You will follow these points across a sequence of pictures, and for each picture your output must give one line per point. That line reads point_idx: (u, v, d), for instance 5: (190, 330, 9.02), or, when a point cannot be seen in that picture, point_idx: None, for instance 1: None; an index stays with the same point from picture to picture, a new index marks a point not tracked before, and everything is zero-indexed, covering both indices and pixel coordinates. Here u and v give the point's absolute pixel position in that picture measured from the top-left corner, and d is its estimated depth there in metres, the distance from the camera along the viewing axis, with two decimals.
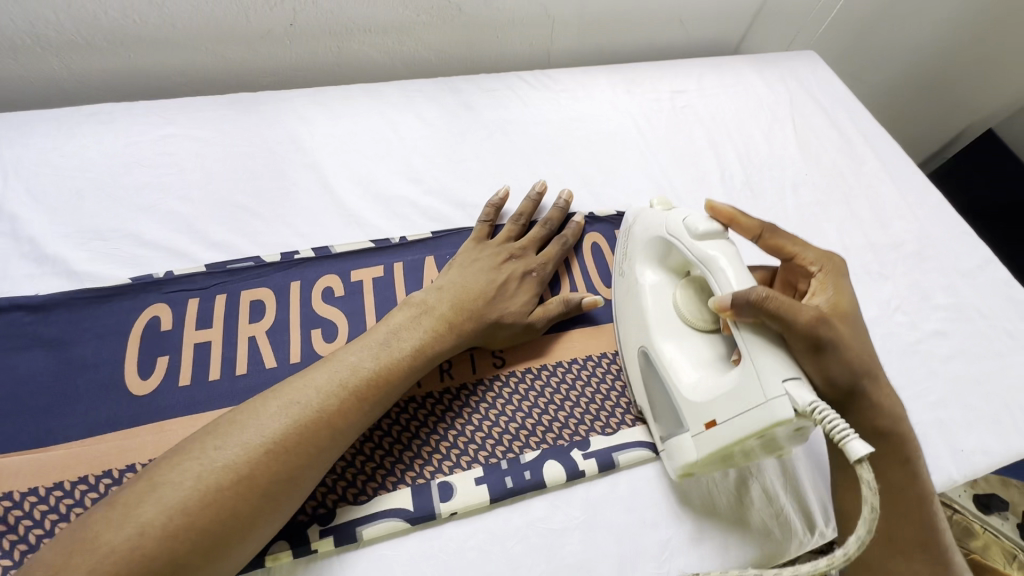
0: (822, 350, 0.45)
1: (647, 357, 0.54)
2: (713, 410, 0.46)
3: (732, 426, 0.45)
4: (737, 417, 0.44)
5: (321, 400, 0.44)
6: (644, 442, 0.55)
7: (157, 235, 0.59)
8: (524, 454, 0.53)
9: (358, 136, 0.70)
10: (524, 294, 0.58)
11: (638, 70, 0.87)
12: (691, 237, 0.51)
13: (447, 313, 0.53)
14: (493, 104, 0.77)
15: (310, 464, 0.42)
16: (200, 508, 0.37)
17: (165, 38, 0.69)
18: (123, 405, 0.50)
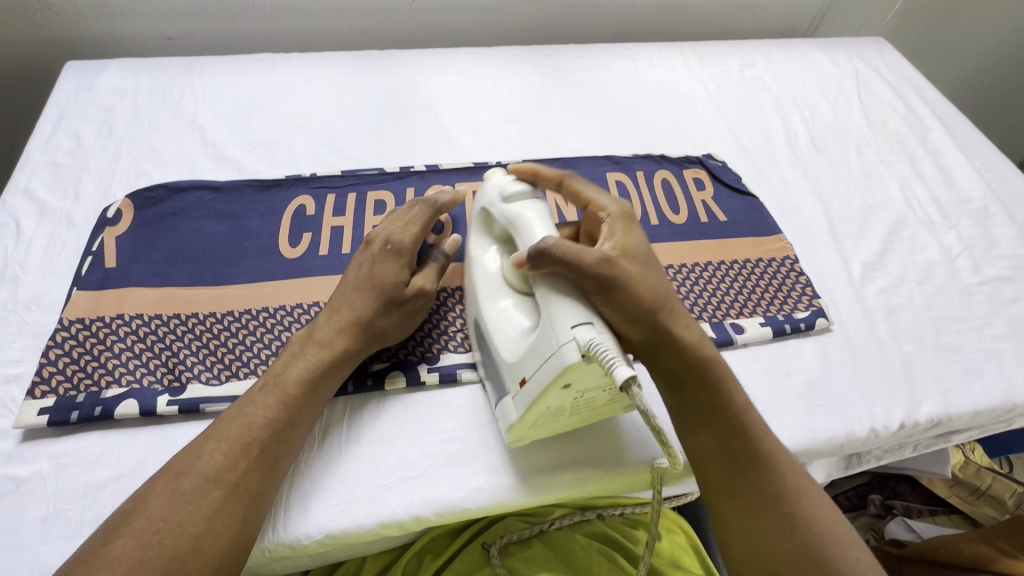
0: (610, 291, 0.45)
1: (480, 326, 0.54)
2: (522, 367, 0.47)
3: (537, 377, 0.45)
4: (539, 368, 0.45)
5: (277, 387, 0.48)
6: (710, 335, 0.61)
7: (306, 148, 0.73)
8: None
9: (464, 85, 0.83)
10: (384, 271, 0.54)
11: (710, 47, 0.96)
12: (501, 201, 0.53)
13: (322, 329, 0.52)
14: (578, 67, 0.88)
15: (278, 440, 0.46)
16: (187, 509, 0.41)
17: (318, 7, 0.86)
18: (278, 263, 0.62)
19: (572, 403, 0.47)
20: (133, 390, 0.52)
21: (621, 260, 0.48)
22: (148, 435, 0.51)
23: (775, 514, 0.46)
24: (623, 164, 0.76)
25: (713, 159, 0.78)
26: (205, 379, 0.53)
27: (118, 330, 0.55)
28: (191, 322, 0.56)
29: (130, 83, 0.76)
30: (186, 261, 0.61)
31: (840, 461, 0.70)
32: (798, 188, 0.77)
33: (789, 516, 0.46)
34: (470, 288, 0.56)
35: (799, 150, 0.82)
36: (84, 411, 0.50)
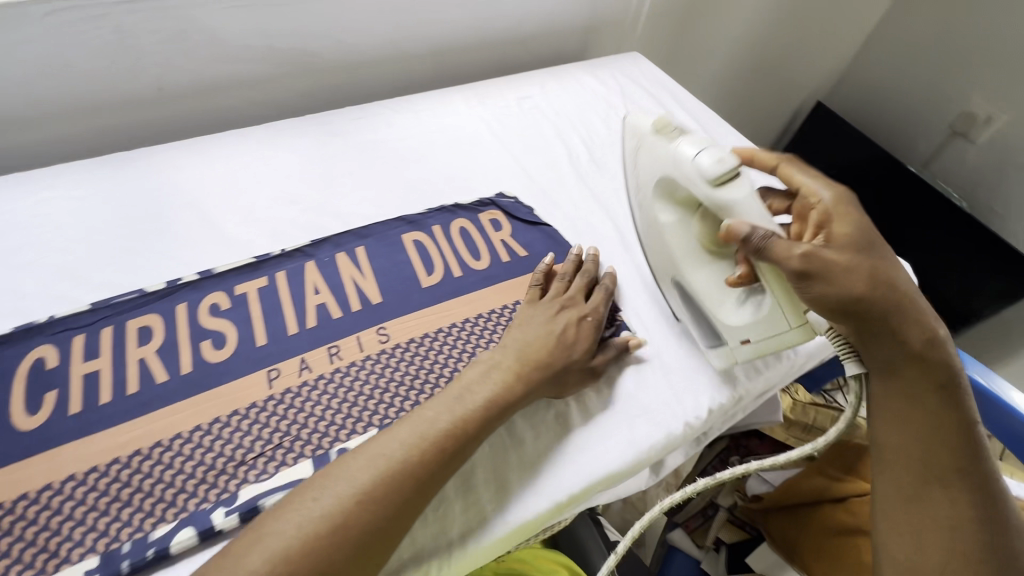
0: (811, 277, 0.54)
1: (681, 286, 0.69)
2: (747, 331, 0.62)
3: (763, 341, 0.62)
4: (768, 337, 0.61)
5: (406, 451, 0.49)
6: None
7: (39, 287, 0.62)
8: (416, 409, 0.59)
9: (234, 172, 0.77)
10: (579, 338, 0.63)
11: (487, 86, 0.99)
12: (708, 184, 0.60)
13: (515, 363, 0.58)
14: (360, 129, 0.87)
15: (400, 510, 0.47)
16: (299, 559, 0.42)
17: (35, 115, 0.75)
18: (12, 441, 0.51)
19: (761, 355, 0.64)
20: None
21: (847, 221, 0.57)
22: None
23: (947, 539, 0.50)
24: (417, 221, 0.75)
25: (505, 196, 0.80)
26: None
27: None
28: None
29: None
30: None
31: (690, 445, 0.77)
32: (587, 207, 0.82)
33: (981, 538, 0.49)
34: (669, 249, 0.69)
35: (582, 170, 0.87)
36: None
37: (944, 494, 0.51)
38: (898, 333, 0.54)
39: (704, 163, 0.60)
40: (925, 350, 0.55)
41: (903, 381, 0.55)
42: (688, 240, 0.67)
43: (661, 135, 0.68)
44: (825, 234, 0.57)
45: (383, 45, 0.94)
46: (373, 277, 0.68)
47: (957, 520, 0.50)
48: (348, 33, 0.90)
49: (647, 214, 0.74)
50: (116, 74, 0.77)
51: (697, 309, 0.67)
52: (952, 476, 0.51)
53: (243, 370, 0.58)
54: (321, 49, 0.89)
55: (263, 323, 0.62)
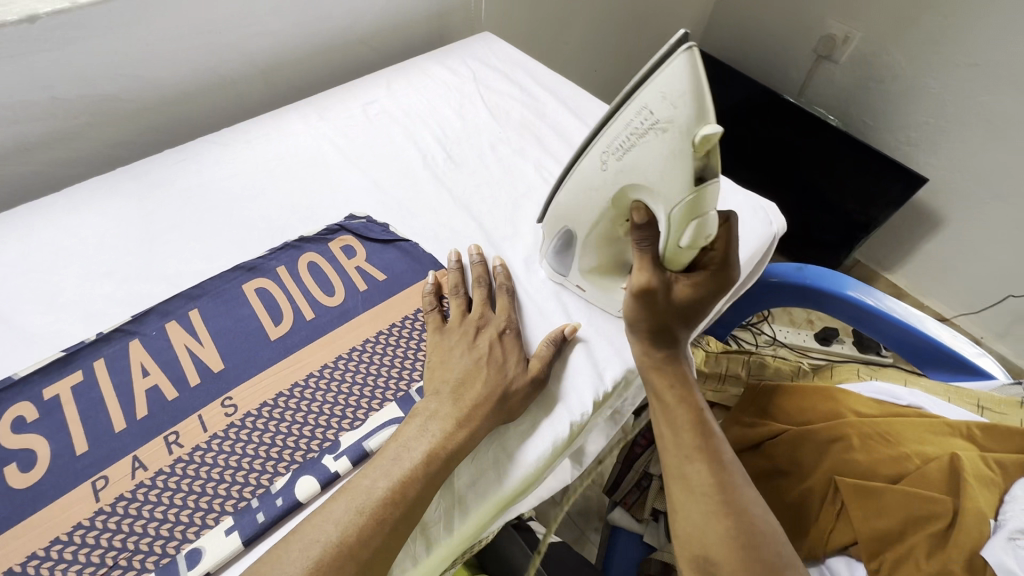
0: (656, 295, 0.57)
1: (566, 236, 0.64)
2: (592, 293, 0.67)
3: (599, 304, 0.68)
4: (605, 306, 0.68)
5: (341, 532, 0.46)
6: (396, 417, 0.57)
7: None
8: (274, 483, 0.53)
9: (30, 254, 0.66)
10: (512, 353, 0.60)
11: (328, 97, 0.91)
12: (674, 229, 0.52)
13: (461, 406, 0.54)
14: (184, 172, 0.77)
15: None
16: None
17: None
18: None
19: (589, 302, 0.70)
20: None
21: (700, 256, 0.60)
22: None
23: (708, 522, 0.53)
24: (258, 267, 0.68)
25: (355, 218, 0.74)
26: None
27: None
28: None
29: None
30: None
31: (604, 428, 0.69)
32: (448, 211, 0.77)
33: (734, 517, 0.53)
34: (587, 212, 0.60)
35: (439, 171, 0.82)
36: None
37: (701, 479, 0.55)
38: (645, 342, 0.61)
39: (677, 219, 0.51)
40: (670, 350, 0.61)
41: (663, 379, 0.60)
42: (593, 208, 0.59)
43: (692, 150, 0.47)
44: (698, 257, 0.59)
45: (197, 74, 0.85)
46: (212, 342, 0.61)
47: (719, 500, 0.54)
48: (147, 67, 0.79)
49: (608, 170, 0.55)
50: None
51: (568, 257, 0.65)
52: (709, 460, 0.56)
53: (61, 490, 0.50)
54: (120, 91, 0.79)
55: (81, 427, 0.54)
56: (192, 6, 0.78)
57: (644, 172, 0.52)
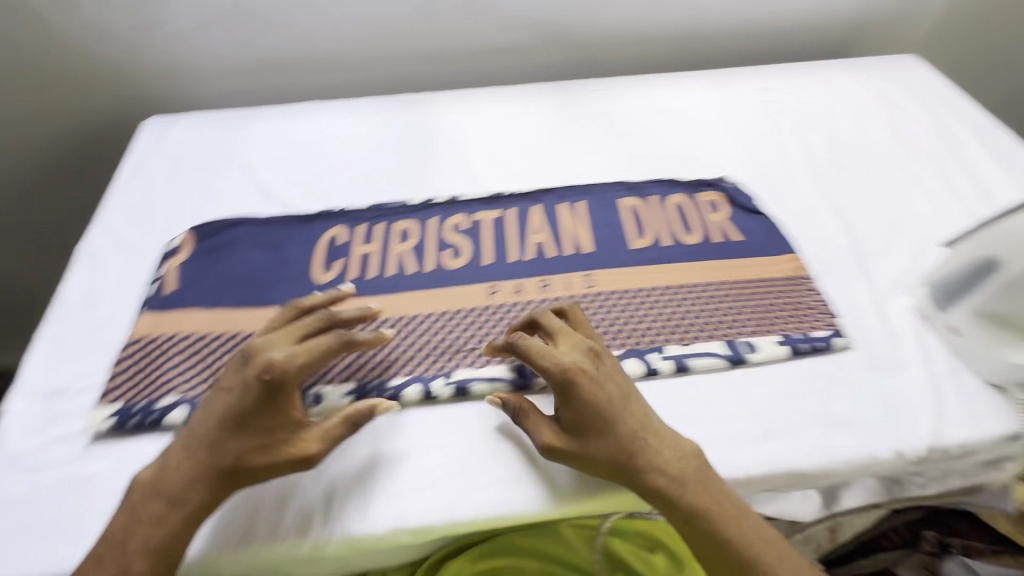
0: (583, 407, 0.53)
1: (986, 265, 0.59)
2: (967, 331, 0.61)
3: (963, 347, 0.61)
4: (970, 353, 0.61)
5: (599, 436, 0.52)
6: (719, 353, 0.62)
7: (342, 183, 0.80)
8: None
9: (485, 122, 0.88)
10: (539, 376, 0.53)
11: (729, 74, 0.96)
12: None
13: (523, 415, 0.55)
14: (597, 98, 0.90)
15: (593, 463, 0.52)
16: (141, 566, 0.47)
17: (356, 60, 0.97)
18: (313, 287, 0.68)
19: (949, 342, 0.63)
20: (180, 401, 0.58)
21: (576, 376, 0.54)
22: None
23: None
24: (635, 190, 0.78)
25: (728, 181, 0.79)
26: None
27: (171, 346, 0.63)
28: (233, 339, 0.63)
29: (196, 134, 0.87)
30: (235, 285, 0.68)
31: (877, 486, 0.66)
32: (817, 208, 0.76)
33: None
34: None
35: (818, 170, 0.81)
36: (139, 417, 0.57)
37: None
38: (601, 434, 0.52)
39: None
40: (637, 433, 0.52)
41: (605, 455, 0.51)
42: None
43: None
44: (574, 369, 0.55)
45: (632, 25, 0.98)
46: (587, 231, 0.74)
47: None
48: (602, 11, 0.96)
49: None
50: (416, 32, 0.94)
51: (973, 286, 0.60)
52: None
53: (471, 281, 0.69)
54: (576, 24, 0.97)
55: (491, 247, 0.72)
56: None
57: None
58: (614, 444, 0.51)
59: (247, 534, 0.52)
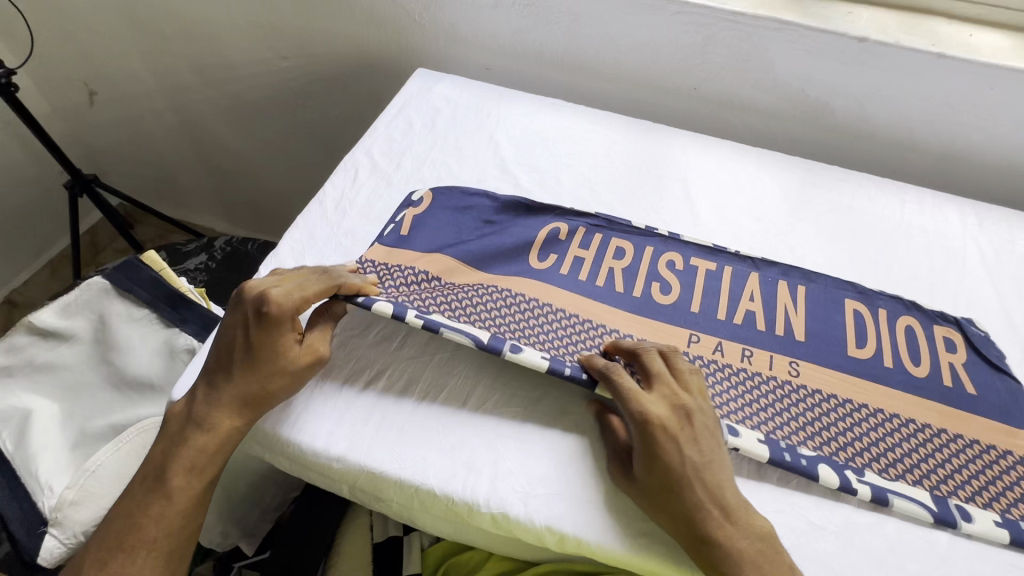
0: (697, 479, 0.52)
1: None
2: None
3: None
4: None
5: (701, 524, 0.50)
6: (926, 505, 0.56)
7: (573, 183, 0.84)
8: (801, 447, 0.59)
9: (720, 173, 0.88)
10: (644, 433, 0.53)
11: (996, 212, 0.87)
12: None
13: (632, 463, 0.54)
14: (841, 190, 0.88)
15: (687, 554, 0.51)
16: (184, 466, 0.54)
17: (612, 74, 1.01)
18: (524, 268, 0.71)
19: None
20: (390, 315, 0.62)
21: (671, 434, 0.53)
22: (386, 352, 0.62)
23: None
24: (867, 296, 0.73)
25: (974, 325, 0.71)
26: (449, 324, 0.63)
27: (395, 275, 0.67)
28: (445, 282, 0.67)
29: (456, 93, 0.95)
30: (458, 238, 0.73)
31: None
32: None
33: None
34: None
35: None
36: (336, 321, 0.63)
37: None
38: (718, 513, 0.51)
39: None
40: (707, 504, 0.51)
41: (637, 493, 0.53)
42: None
43: None
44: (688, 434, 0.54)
45: (901, 127, 0.93)
46: (804, 318, 0.70)
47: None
48: (876, 105, 0.92)
49: None
50: (680, 67, 0.96)
51: None
52: None
53: (674, 324, 0.68)
54: (842, 108, 0.94)
55: (703, 299, 0.71)
56: (965, 84, 0.85)
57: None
58: (677, 499, 0.51)
59: (421, 467, 0.55)
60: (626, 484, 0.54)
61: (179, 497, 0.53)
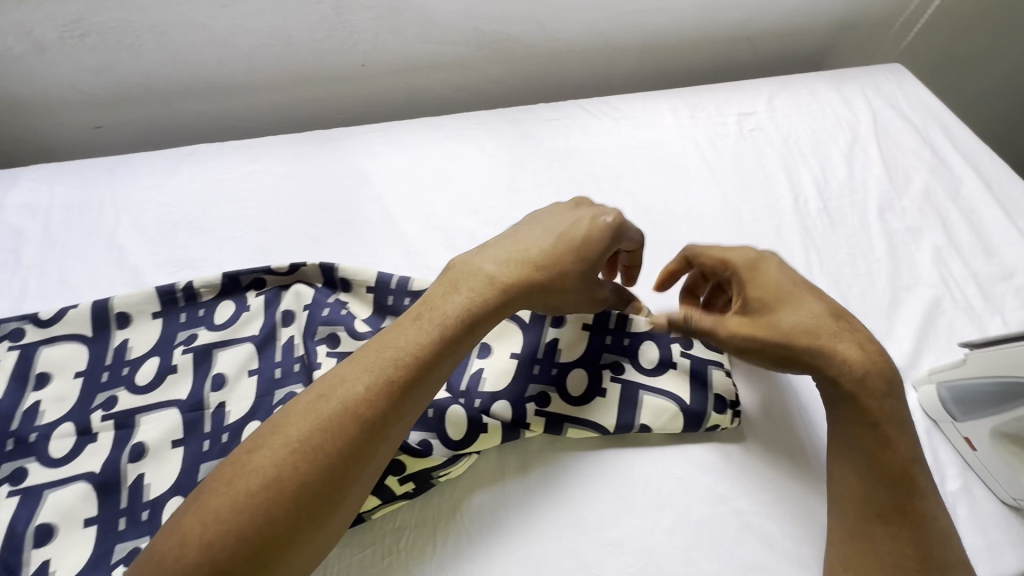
0: (835, 338, 0.48)
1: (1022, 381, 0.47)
2: (988, 439, 0.50)
3: (985, 463, 0.51)
4: (993, 471, 0.50)
5: (870, 381, 0.47)
6: (740, 548, 0.49)
7: (234, 266, 0.63)
8: (636, 551, 0.48)
9: (421, 168, 0.73)
10: (790, 276, 0.52)
11: (701, 95, 0.83)
12: None
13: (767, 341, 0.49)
14: (553, 133, 0.77)
15: (875, 430, 0.47)
16: (262, 506, 0.37)
17: (256, 84, 0.79)
18: (223, 387, 0.55)
19: (980, 461, 0.51)
20: (73, 437, 0.52)
21: (805, 290, 0.51)
22: (77, 384, 0.54)
23: None
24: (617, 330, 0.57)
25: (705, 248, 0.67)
26: (129, 529, 0.48)
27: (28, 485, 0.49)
28: (83, 386, 0.54)
29: (43, 196, 0.68)
30: (114, 396, 0.54)
31: None
32: (807, 273, 0.66)
33: None
34: None
35: (808, 225, 0.70)
36: (5, 424, 0.52)
37: (855, 468, 0.47)
38: (887, 381, 0.48)
39: None
40: (876, 363, 0.48)
41: (823, 322, 0.49)
42: None
43: None
44: (811, 295, 0.51)
45: (591, 33, 0.83)
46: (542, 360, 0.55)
47: (858, 487, 0.46)
48: (556, 21, 0.80)
49: None
50: (326, 48, 0.76)
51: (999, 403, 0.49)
52: None
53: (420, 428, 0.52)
54: (524, 33, 0.81)
55: None
56: None
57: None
58: (849, 356, 0.48)
59: None
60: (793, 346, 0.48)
61: (261, 514, 0.37)
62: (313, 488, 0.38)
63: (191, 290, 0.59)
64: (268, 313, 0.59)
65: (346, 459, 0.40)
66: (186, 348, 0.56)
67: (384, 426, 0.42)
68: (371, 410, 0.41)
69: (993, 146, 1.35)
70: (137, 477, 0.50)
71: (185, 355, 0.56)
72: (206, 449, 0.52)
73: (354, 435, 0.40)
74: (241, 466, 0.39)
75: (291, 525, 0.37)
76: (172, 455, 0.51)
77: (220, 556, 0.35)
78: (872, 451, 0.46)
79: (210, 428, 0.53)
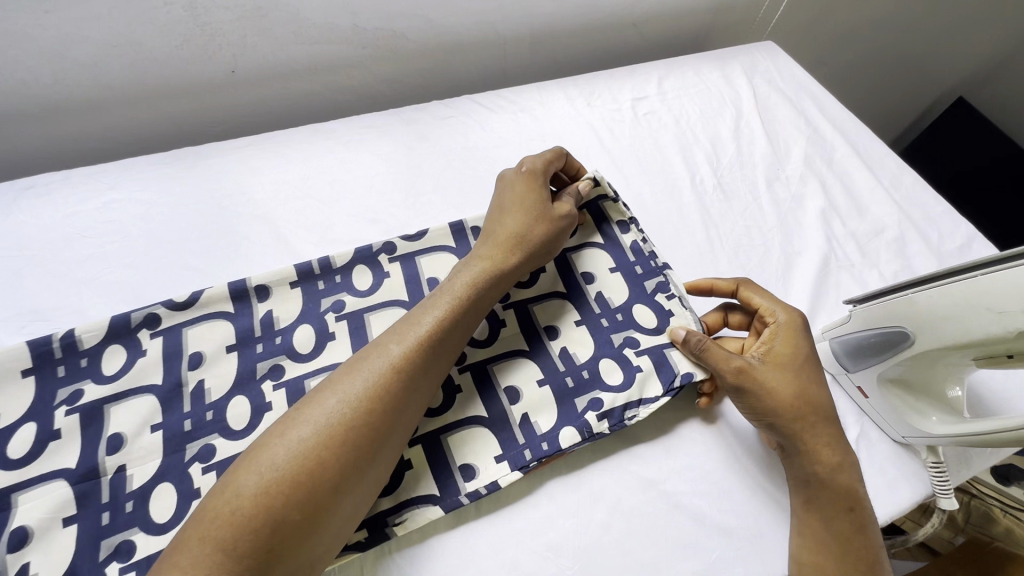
0: (809, 422, 0.50)
1: (899, 330, 0.50)
2: (875, 386, 0.54)
3: (875, 407, 0.55)
4: (881, 414, 0.55)
5: (834, 459, 0.49)
6: (678, 528, 0.50)
7: (101, 311, 0.56)
8: (576, 550, 0.48)
9: (312, 180, 0.67)
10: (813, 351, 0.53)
11: (595, 82, 0.84)
12: None
13: (751, 395, 0.50)
14: (450, 131, 0.74)
15: (836, 493, 0.49)
16: (326, 443, 0.38)
17: (105, 99, 0.70)
18: (119, 449, 0.47)
19: (871, 406, 0.56)
20: None
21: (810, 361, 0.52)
22: None
23: None
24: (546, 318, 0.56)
25: None
26: None
27: None
28: None
29: None
30: None
31: None
32: (710, 249, 0.68)
33: None
34: (950, 322, 0.47)
35: (707, 203, 0.72)
36: None
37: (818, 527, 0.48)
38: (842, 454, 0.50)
39: None
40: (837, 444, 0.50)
41: (816, 397, 0.51)
42: (968, 322, 0.46)
43: None
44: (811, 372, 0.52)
45: (477, 25, 0.81)
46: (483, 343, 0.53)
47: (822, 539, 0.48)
48: (439, 13, 0.77)
49: None
50: (183, 54, 0.68)
51: (880, 352, 0.52)
52: None
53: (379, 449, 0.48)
54: (408, 27, 0.77)
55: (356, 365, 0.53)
56: None
57: (997, 294, 0.43)
58: (816, 434, 0.50)
59: None
60: (771, 407, 0.50)
61: (326, 451, 0.38)
62: (365, 430, 0.40)
63: (70, 339, 0.51)
64: (172, 361, 0.52)
65: (392, 407, 0.41)
66: (69, 409, 0.48)
67: (420, 379, 0.43)
68: (411, 363, 0.43)
69: (858, 110, 1.49)
70: (22, 567, 0.43)
71: (70, 416, 0.48)
72: (106, 523, 0.45)
73: (398, 382, 0.42)
74: (298, 414, 0.40)
75: (351, 462, 0.39)
76: (64, 536, 0.44)
77: (275, 508, 0.36)
78: (832, 508, 0.48)
79: (110, 498, 0.46)
